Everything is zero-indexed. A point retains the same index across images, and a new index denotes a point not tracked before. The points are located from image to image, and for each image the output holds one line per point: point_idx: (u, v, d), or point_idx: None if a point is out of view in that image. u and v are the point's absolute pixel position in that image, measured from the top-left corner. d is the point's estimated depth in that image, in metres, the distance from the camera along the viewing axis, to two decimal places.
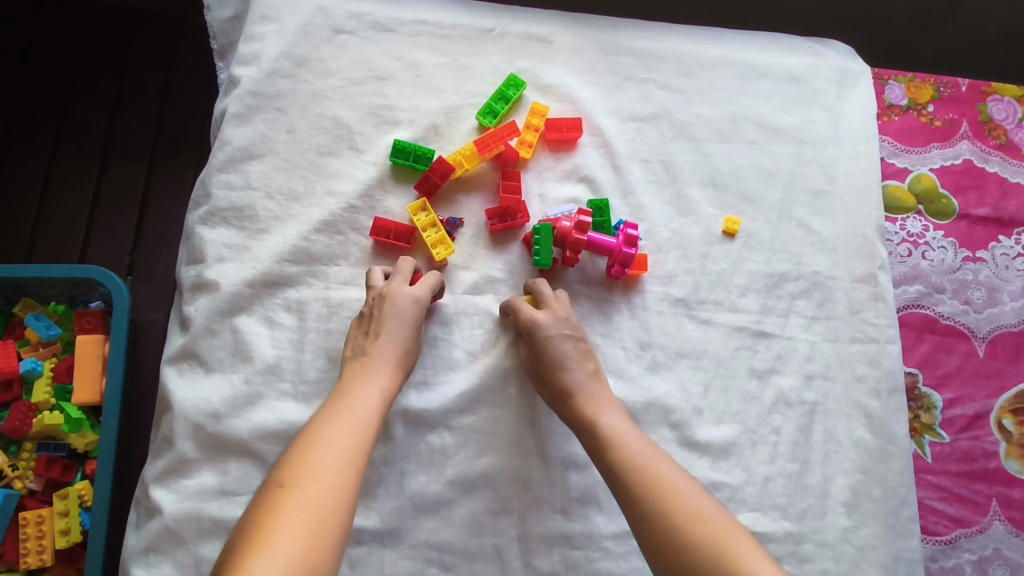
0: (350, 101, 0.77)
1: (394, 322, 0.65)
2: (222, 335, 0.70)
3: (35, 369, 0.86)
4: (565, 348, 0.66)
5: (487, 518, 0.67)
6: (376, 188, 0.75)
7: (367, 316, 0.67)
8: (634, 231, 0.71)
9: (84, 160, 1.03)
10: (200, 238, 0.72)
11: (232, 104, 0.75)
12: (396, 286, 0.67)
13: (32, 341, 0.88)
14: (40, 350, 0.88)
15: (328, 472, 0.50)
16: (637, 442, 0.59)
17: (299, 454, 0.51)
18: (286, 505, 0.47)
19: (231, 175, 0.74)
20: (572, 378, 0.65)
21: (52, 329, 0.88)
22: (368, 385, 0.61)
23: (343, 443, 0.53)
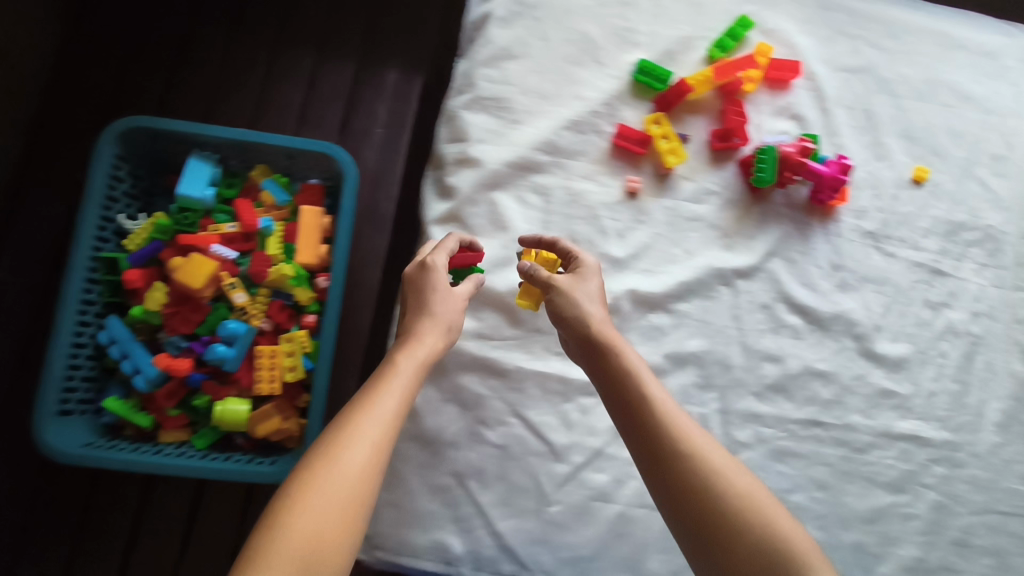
0: (598, 19, 0.85)
1: (444, 304, 0.68)
2: (482, 206, 0.79)
3: (269, 227, 0.97)
4: (589, 286, 0.68)
5: (694, 389, 0.78)
6: (617, 99, 0.83)
7: (408, 293, 0.70)
8: (847, 162, 0.81)
9: (303, 46, 1.15)
10: (464, 121, 0.81)
11: (498, 8, 0.84)
12: (438, 261, 0.69)
13: (266, 203, 0.99)
14: (274, 213, 0.99)
15: (352, 471, 0.54)
16: (660, 399, 0.60)
17: (333, 449, 0.55)
18: (314, 502, 0.51)
19: (492, 70, 0.82)
20: (589, 315, 0.66)
21: (282, 194, 1.00)
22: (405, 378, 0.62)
23: (375, 434, 0.57)
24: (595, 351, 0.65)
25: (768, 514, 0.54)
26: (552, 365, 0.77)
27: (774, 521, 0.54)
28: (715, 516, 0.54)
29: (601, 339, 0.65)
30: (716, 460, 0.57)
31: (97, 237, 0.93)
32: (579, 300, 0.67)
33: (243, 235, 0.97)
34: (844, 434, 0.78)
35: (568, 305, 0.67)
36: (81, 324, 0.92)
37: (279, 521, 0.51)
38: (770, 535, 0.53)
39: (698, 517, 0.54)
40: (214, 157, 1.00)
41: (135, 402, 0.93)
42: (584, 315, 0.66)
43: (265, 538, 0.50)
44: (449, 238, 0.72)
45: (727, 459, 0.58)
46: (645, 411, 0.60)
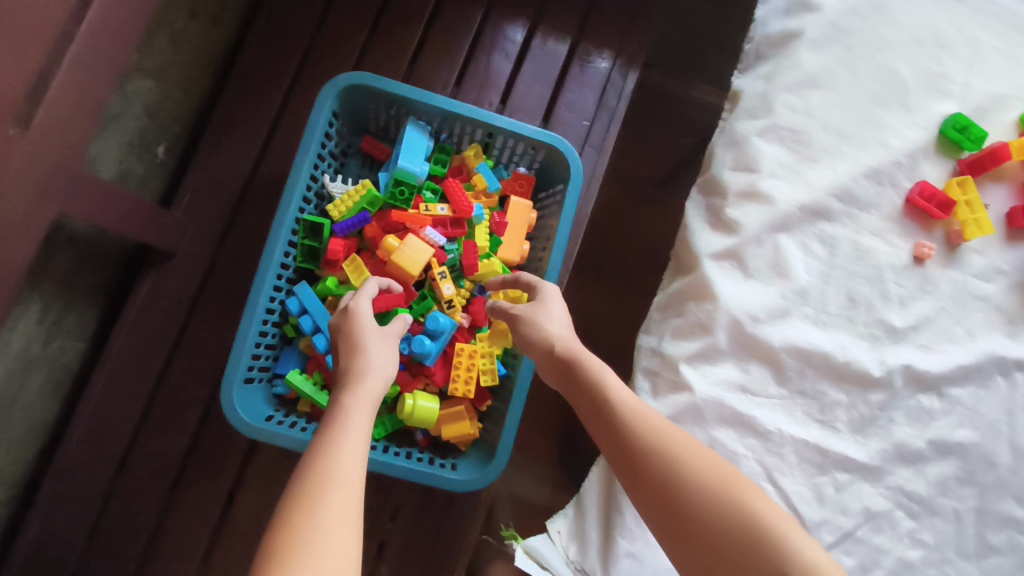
0: (913, 59, 0.76)
1: (373, 341, 0.66)
2: (765, 247, 0.72)
3: (480, 216, 0.89)
4: (549, 306, 0.74)
5: (953, 482, 0.73)
6: (921, 151, 0.75)
7: (338, 335, 0.69)
8: None
9: (520, 11, 1.06)
10: (756, 149, 0.73)
11: (811, 28, 0.75)
12: (359, 304, 0.69)
13: (477, 187, 0.92)
14: (484, 199, 0.92)
15: (347, 494, 0.51)
16: (632, 415, 0.62)
17: (316, 465, 0.53)
18: (305, 521, 0.49)
19: (794, 97, 0.74)
20: (556, 335, 0.71)
21: (495, 182, 0.91)
22: (348, 395, 0.60)
23: (358, 456, 0.55)
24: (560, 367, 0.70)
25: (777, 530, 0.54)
26: (813, 433, 0.71)
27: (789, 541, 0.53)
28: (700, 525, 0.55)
29: (567, 355, 0.69)
30: (684, 452, 0.59)
31: (302, 198, 0.86)
32: (542, 322, 0.73)
33: (453, 219, 0.88)
34: None
35: (540, 328, 0.72)
36: (275, 289, 0.85)
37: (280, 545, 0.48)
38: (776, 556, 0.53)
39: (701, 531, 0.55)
40: (427, 127, 0.91)
41: (317, 379, 0.87)
42: (547, 337, 0.71)
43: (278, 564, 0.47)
44: (367, 283, 0.76)
45: (676, 435, 0.61)
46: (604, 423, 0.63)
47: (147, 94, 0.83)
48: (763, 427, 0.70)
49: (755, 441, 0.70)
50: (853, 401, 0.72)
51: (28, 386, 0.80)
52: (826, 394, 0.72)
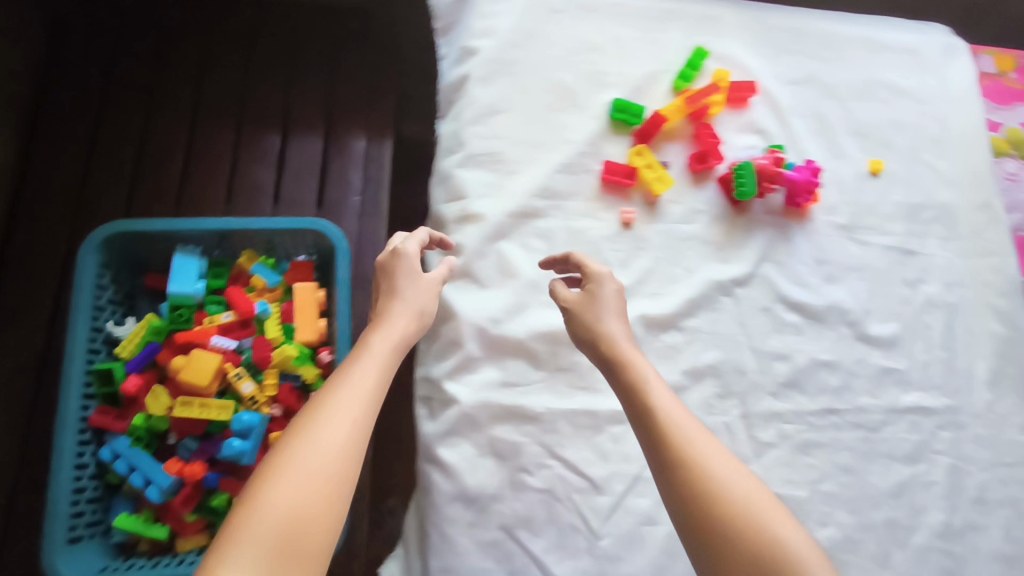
0: (571, 67, 0.89)
1: (409, 286, 0.71)
2: (489, 257, 0.81)
3: (266, 311, 0.96)
4: (602, 300, 0.70)
5: (715, 400, 0.82)
6: (600, 138, 0.87)
7: (382, 278, 0.72)
8: (814, 165, 0.87)
9: (266, 125, 1.13)
10: (460, 179, 0.84)
11: (475, 68, 0.87)
12: (408, 247, 0.73)
13: (257, 287, 0.98)
14: (268, 295, 0.98)
15: (319, 468, 0.51)
16: (667, 404, 0.60)
17: (287, 442, 0.53)
18: (271, 496, 0.49)
19: (481, 128, 0.85)
20: (609, 332, 0.67)
21: (274, 277, 0.99)
22: (354, 374, 0.59)
23: (340, 433, 0.54)
24: (605, 360, 0.66)
25: (754, 499, 0.52)
26: (581, 400, 0.79)
27: (774, 526, 0.51)
28: (681, 479, 0.54)
29: (615, 356, 0.65)
30: (700, 450, 0.56)
31: (88, 350, 0.90)
32: (596, 318, 0.69)
33: (239, 322, 0.95)
34: (857, 416, 0.84)
35: (589, 324, 0.69)
36: (82, 443, 0.88)
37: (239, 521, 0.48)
38: (751, 525, 0.51)
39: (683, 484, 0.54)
40: (198, 249, 0.98)
41: (147, 515, 0.88)
42: (600, 329, 0.68)
43: (234, 536, 0.47)
44: (419, 228, 0.77)
45: (702, 432, 0.57)
46: (635, 393, 0.62)
47: None
48: (532, 411, 0.77)
49: (530, 425, 0.77)
50: None
51: None
52: (580, 361, 0.80)
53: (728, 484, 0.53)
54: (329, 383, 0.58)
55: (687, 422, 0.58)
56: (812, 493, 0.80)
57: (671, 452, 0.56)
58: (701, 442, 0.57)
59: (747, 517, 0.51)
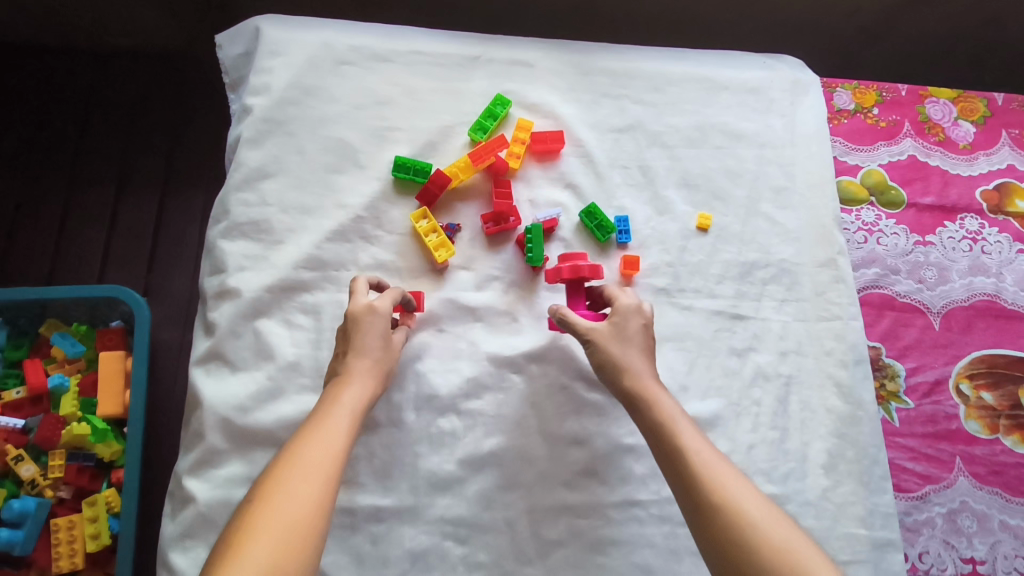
0: (354, 123, 0.84)
1: (374, 342, 0.66)
2: (245, 337, 0.75)
3: (62, 384, 0.91)
4: (626, 331, 0.68)
5: (496, 492, 0.73)
6: (382, 200, 0.82)
7: (343, 330, 0.68)
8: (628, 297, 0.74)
9: (103, 188, 1.11)
10: (222, 251, 0.78)
11: (246, 129, 0.82)
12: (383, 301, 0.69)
13: (58, 359, 0.94)
14: (67, 367, 0.94)
15: (307, 497, 0.50)
16: (692, 437, 0.61)
17: (271, 473, 0.52)
18: (260, 523, 0.47)
19: (248, 194, 0.80)
20: (630, 362, 0.66)
21: (77, 346, 0.94)
22: (340, 405, 0.60)
23: (329, 460, 0.54)
24: (629, 394, 0.65)
25: (792, 541, 0.52)
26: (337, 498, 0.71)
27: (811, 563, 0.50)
28: (721, 514, 0.54)
29: (636, 386, 0.65)
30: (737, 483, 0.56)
31: None
32: (621, 352, 0.67)
33: (33, 398, 0.92)
34: (663, 509, 0.74)
35: (606, 352, 0.67)
36: None
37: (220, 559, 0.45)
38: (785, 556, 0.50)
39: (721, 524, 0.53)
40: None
41: None
42: (621, 363, 0.66)
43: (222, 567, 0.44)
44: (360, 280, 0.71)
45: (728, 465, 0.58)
46: (660, 429, 0.62)
47: None
48: None
49: None
50: (370, 452, 0.73)
51: None
52: None
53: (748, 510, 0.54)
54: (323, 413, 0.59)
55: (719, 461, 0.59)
56: None
57: (716, 488, 0.56)
58: (735, 482, 0.56)
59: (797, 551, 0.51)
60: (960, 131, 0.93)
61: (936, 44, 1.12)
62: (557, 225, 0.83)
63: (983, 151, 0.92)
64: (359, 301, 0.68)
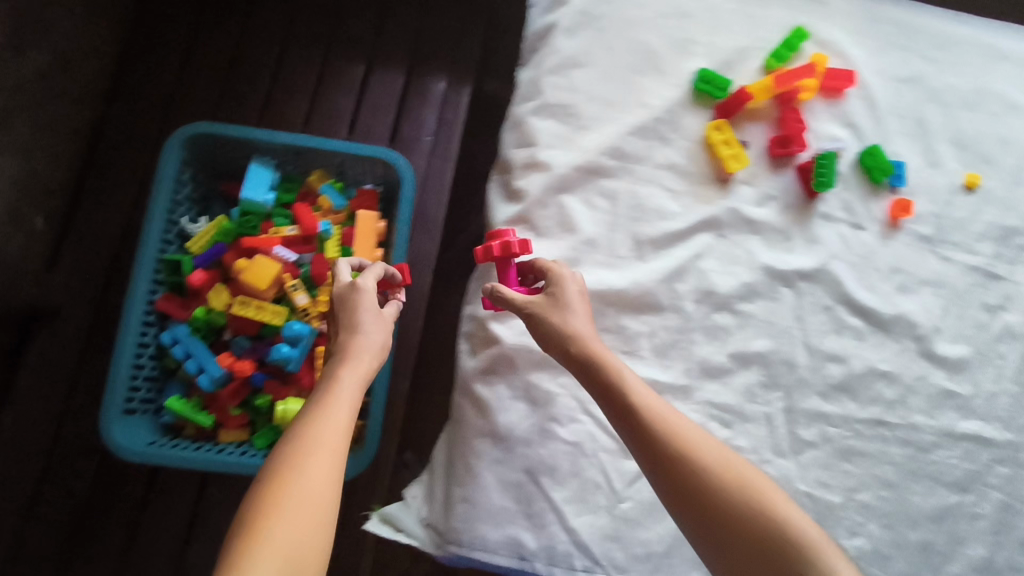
0: (658, 30, 0.88)
1: (371, 322, 0.70)
2: (551, 208, 0.81)
3: (328, 231, 0.98)
4: (567, 299, 0.70)
5: (759, 389, 0.80)
6: (678, 108, 0.85)
7: (341, 308, 0.72)
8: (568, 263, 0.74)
9: (354, 56, 1.16)
10: (532, 126, 0.84)
11: (563, 18, 0.86)
12: (365, 281, 0.72)
13: (324, 207, 1.02)
14: (333, 217, 1.02)
15: (318, 483, 0.56)
16: (666, 412, 0.64)
17: (289, 453, 0.57)
18: (291, 492, 0.54)
19: (559, 79, 0.85)
20: (577, 332, 0.68)
21: (341, 201, 1.02)
22: (345, 380, 0.64)
23: (335, 441, 0.59)
24: (582, 365, 0.67)
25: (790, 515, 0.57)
26: (620, 365, 0.79)
27: (798, 520, 0.57)
28: (720, 497, 0.59)
29: (582, 351, 0.67)
30: (704, 451, 0.61)
31: (162, 240, 0.95)
32: (561, 319, 0.69)
33: (302, 239, 0.99)
34: (907, 433, 0.80)
35: (548, 321, 0.70)
36: (145, 324, 0.93)
37: (252, 533, 0.52)
38: (804, 551, 0.55)
39: (753, 529, 0.57)
40: (274, 162, 1.02)
41: (197, 402, 0.94)
42: (569, 333, 0.68)
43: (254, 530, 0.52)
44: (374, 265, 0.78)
45: (676, 414, 0.64)
46: (609, 389, 0.65)
47: (8, 171, 0.91)
48: None
49: (567, 378, 0.78)
50: (652, 331, 0.80)
51: None
52: (626, 326, 0.80)
53: (699, 474, 0.60)
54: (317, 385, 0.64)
55: (682, 423, 0.63)
56: (846, 501, 0.77)
57: (709, 479, 0.60)
58: (703, 456, 0.61)
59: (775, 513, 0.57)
60: None
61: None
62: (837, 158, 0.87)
63: None
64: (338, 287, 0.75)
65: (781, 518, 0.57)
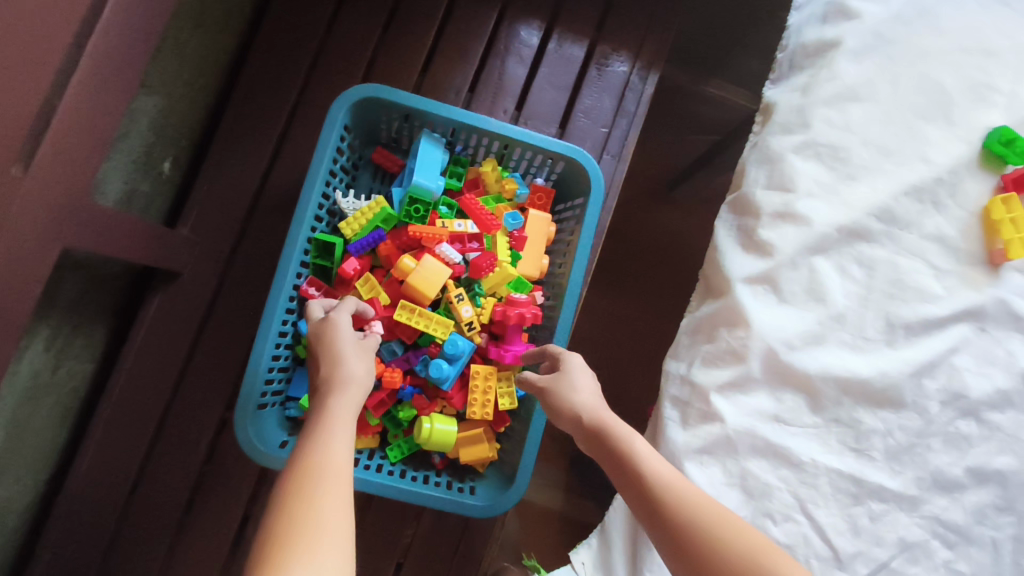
0: (957, 68, 0.73)
1: (352, 350, 0.62)
2: (801, 271, 0.69)
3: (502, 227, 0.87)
4: (572, 373, 0.67)
5: (991, 511, 0.70)
6: (964, 169, 0.72)
7: (315, 346, 0.65)
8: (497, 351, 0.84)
9: (536, 12, 1.01)
10: (791, 168, 0.71)
11: (850, 37, 0.73)
12: (339, 314, 0.66)
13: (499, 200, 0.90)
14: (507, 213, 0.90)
15: (327, 527, 0.45)
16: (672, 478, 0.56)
17: (286, 504, 0.46)
18: (294, 540, 0.44)
19: (832, 112, 0.72)
20: (582, 404, 0.64)
21: (524, 189, 0.91)
22: (336, 415, 0.54)
23: (337, 476, 0.49)
24: (589, 436, 0.62)
25: None
26: (847, 463, 0.69)
27: None
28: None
29: (595, 423, 0.62)
30: (715, 511, 0.54)
31: (314, 216, 0.83)
32: (573, 396, 0.65)
33: (471, 235, 0.87)
34: None
35: (563, 396, 0.66)
36: (287, 312, 0.82)
37: None
38: None
39: None
40: (441, 140, 0.87)
41: None
42: (573, 407, 0.65)
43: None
44: (346, 299, 0.72)
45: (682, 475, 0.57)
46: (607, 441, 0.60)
47: (152, 110, 0.79)
48: (797, 457, 0.68)
49: (789, 471, 0.68)
50: (888, 429, 0.69)
51: (38, 415, 0.77)
52: (862, 420, 0.69)
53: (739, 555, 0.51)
54: (315, 416, 0.55)
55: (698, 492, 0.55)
56: None
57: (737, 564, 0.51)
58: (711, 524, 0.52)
59: None
60: None
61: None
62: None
63: None
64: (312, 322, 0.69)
65: None
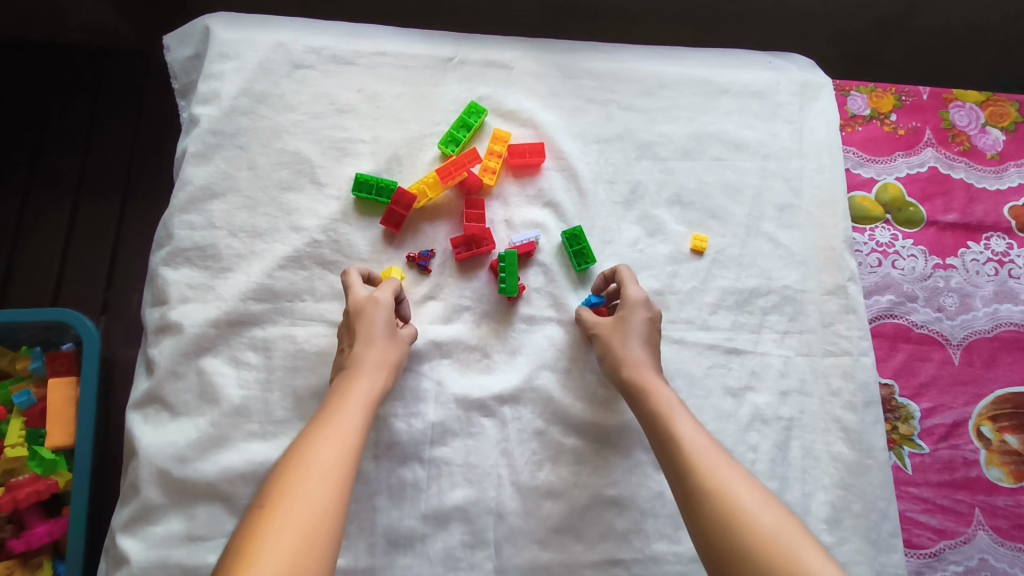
0: (312, 136, 0.75)
1: (385, 332, 0.64)
2: (188, 378, 0.68)
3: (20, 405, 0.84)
4: (633, 327, 0.66)
5: (462, 552, 0.66)
6: (340, 222, 0.73)
7: (348, 324, 0.65)
8: (16, 542, 0.78)
9: (57, 196, 1.01)
10: (164, 280, 0.70)
11: (192, 143, 0.73)
12: (384, 293, 0.66)
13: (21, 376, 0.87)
14: (36, 387, 0.86)
15: (314, 500, 0.47)
16: (691, 431, 0.57)
17: (289, 470, 0.49)
18: (281, 507, 0.46)
19: (193, 216, 0.72)
20: (630, 359, 0.65)
21: (39, 361, 0.86)
22: (349, 406, 0.57)
23: (336, 458, 0.51)
24: (630, 393, 0.63)
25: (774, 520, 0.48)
26: None
27: (796, 543, 0.46)
28: (718, 519, 0.49)
29: (636, 384, 0.63)
30: (713, 457, 0.55)
31: None
32: (621, 344, 0.66)
33: None
34: (646, 569, 0.67)
35: (609, 348, 0.66)
36: None
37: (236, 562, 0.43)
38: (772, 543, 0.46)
39: (732, 531, 0.48)
40: None
41: None
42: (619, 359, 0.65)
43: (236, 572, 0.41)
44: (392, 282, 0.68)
45: (683, 421, 0.58)
46: (637, 389, 0.63)
47: None
48: None
49: None
50: None
51: None
52: None
53: (728, 493, 0.51)
54: (329, 406, 0.57)
55: (707, 446, 0.56)
56: None
57: (714, 500, 0.51)
58: (720, 464, 0.54)
59: (782, 536, 0.47)
60: (986, 139, 0.83)
61: (971, 29, 0.95)
62: (536, 249, 0.74)
63: (1013, 162, 0.83)
64: (360, 295, 0.66)
65: (754, 509, 0.49)
